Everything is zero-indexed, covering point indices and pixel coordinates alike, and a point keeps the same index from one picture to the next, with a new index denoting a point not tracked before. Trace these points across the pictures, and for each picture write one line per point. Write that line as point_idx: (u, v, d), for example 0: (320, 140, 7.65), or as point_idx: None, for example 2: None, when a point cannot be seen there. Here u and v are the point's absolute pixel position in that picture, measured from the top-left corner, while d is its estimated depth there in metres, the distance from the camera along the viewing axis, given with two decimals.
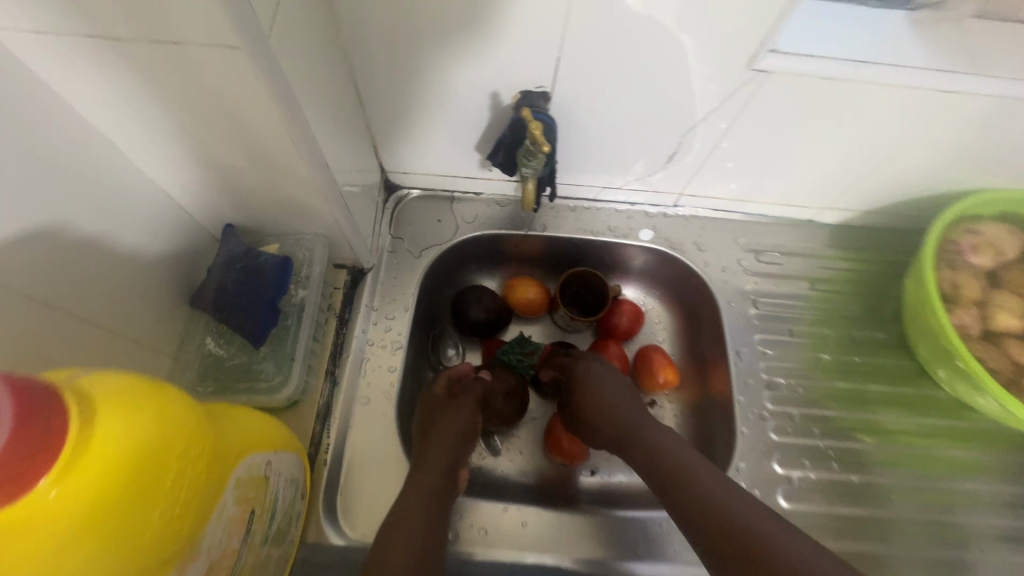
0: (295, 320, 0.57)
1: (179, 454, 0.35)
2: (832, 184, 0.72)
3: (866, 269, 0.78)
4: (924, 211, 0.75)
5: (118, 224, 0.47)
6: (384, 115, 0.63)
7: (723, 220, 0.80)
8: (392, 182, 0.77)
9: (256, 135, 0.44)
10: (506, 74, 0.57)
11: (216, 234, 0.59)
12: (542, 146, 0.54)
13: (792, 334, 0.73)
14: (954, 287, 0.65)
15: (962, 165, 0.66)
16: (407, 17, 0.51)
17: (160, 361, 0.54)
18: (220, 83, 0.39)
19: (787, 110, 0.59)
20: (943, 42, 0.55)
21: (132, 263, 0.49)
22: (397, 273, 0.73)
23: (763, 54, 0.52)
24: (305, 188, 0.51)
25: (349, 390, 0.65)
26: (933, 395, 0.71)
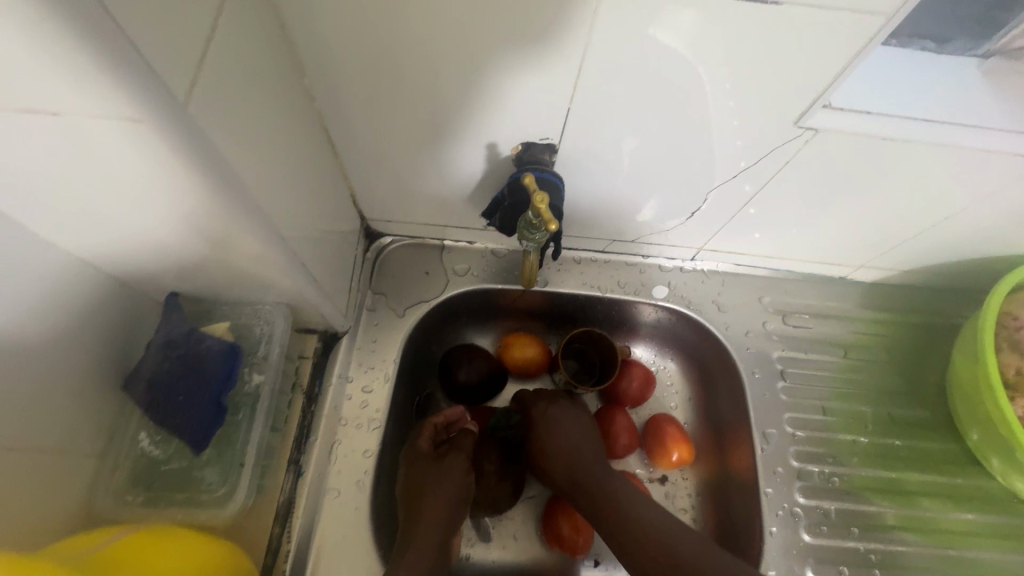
0: (248, 413, 0.48)
1: None
2: (872, 243, 0.64)
3: (904, 335, 0.70)
4: (971, 273, 0.67)
5: (22, 318, 0.37)
6: (364, 161, 0.55)
7: (746, 276, 0.71)
8: (373, 229, 0.68)
9: (193, 210, 0.35)
10: (508, 123, 0.48)
11: (158, 304, 0.50)
12: (553, 219, 0.44)
13: (825, 413, 0.65)
14: (1019, 374, 0.57)
15: (1022, 229, 0.58)
16: (388, 60, 0.43)
17: (81, 469, 0.44)
18: (139, 157, 0.30)
19: (832, 168, 0.51)
20: (1018, 98, 0.47)
21: (44, 356, 0.40)
22: (378, 335, 0.63)
23: (816, 110, 0.45)
24: (263, 262, 0.43)
25: (318, 482, 0.55)
26: (985, 486, 0.62)
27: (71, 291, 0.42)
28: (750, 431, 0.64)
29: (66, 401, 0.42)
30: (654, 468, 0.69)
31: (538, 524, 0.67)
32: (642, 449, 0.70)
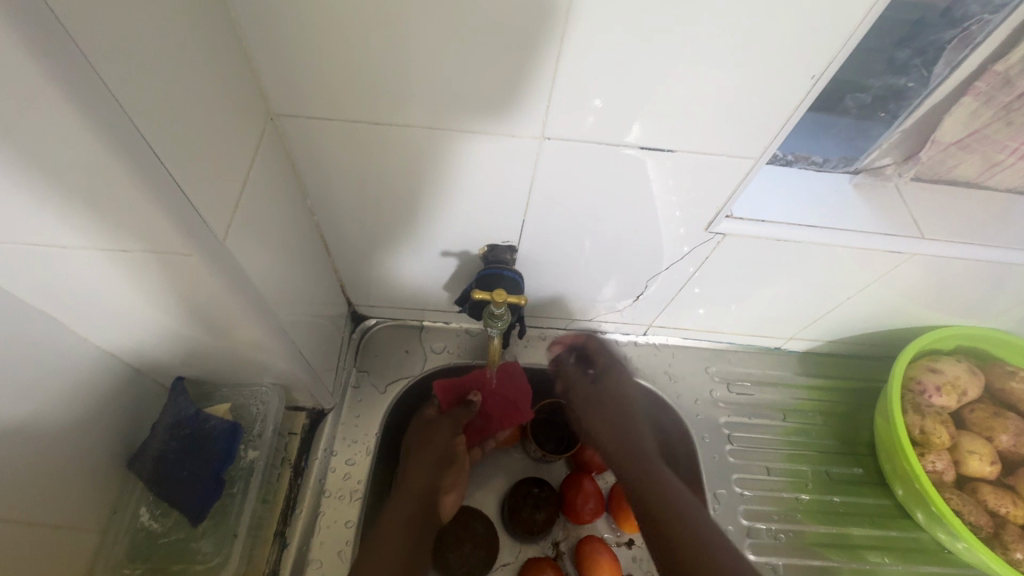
0: (242, 486, 0.53)
1: None
2: (795, 318, 0.74)
3: (836, 398, 0.78)
4: (886, 343, 0.77)
5: (48, 408, 0.44)
6: (353, 257, 0.64)
7: (693, 347, 0.80)
8: (358, 313, 0.75)
9: (213, 312, 0.43)
10: (475, 230, 0.59)
11: (164, 389, 0.56)
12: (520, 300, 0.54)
13: (770, 472, 0.72)
14: (923, 433, 0.65)
15: (914, 306, 0.68)
16: (374, 185, 0.53)
17: (83, 544, 0.48)
18: (174, 277, 0.38)
19: (745, 257, 0.62)
20: (884, 206, 0.59)
21: (64, 441, 0.46)
22: (361, 411, 0.69)
23: (720, 220, 0.56)
24: (265, 351, 0.50)
25: (300, 555, 0.59)
26: (917, 538, 0.68)
27: (95, 383, 0.48)
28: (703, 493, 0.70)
29: (76, 480, 0.47)
30: (621, 532, 0.74)
31: None
32: (609, 513, 0.75)
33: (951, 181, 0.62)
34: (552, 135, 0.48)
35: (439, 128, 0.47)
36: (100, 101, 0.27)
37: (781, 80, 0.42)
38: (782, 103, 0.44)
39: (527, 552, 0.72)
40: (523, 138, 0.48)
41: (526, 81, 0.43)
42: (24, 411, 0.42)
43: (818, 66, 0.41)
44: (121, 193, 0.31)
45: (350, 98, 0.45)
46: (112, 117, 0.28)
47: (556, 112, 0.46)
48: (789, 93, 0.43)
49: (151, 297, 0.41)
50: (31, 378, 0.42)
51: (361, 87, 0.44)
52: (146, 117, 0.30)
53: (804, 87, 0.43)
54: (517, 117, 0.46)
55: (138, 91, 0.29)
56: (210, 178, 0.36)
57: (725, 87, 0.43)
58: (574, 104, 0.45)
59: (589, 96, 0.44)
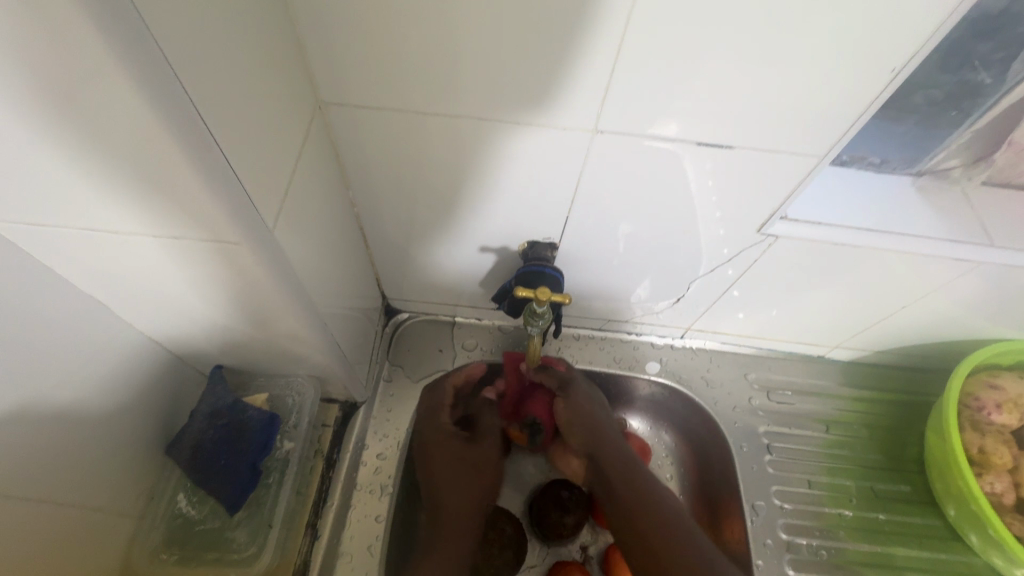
0: (278, 477, 0.53)
1: None
2: (843, 327, 0.70)
3: (882, 410, 0.75)
4: (937, 355, 0.73)
5: (94, 390, 0.44)
6: (390, 250, 0.63)
7: (731, 353, 0.78)
8: (391, 307, 0.75)
9: (255, 301, 0.43)
10: (516, 226, 0.58)
11: (202, 377, 0.56)
12: (566, 296, 0.53)
13: (811, 486, 0.69)
14: (982, 452, 0.62)
15: (976, 318, 0.65)
16: (417, 176, 0.52)
17: (120, 529, 0.48)
18: (220, 265, 0.38)
19: (796, 261, 0.59)
20: (950, 210, 0.56)
21: (107, 425, 0.46)
22: (392, 405, 0.69)
23: (774, 221, 0.54)
24: (304, 343, 0.50)
25: (331, 548, 0.58)
26: (970, 562, 0.65)
27: (137, 367, 0.48)
28: (740, 504, 0.68)
29: (117, 463, 0.48)
30: None
31: None
32: None
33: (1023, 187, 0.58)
34: (604, 129, 0.46)
35: (489, 120, 0.46)
36: (160, 78, 0.26)
37: (857, 74, 0.40)
38: (853, 100, 0.42)
39: (554, 555, 0.71)
40: (573, 131, 0.46)
41: (582, 75, 0.42)
42: (70, 393, 0.42)
43: (900, 59, 0.38)
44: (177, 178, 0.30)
45: (399, 87, 0.44)
46: (172, 96, 0.27)
47: (609, 105, 0.44)
48: (864, 89, 0.41)
49: (201, 284, 0.41)
50: (77, 362, 0.42)
51: (412, 76, 0.43)
52: (203, 98, 0.29)
53: (880, 82, 0.40)
54: (570, 108, 0.44)
55: (199, 74, 0.29)
56: (262, 164, 0.35)
57: (792, 81, 0.41)
58: (630, 97, 0.43)
59: (646, 88, 0.42)
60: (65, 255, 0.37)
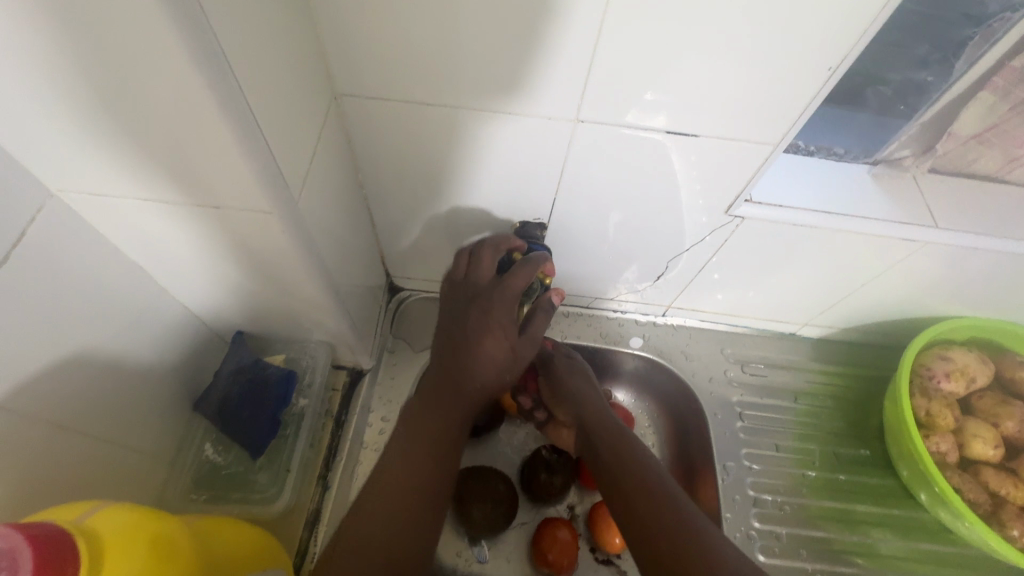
0: (294, 429, 0.59)
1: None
2: (810, 304, 0.76)
3: (847, 383, 0.81)
4: (898, 332, 0.79)
5: (137, 344, 0.50)
6: (395, 230, 0.69)
7: (709, 329, 0.84)
8: (394, 284, 0.81)
9: (277, 267, 0.49)
10: (508, 207, 0.64)
11: (225, 341, 0.62)
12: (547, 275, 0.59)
13: (778, 449, 0.76)
14: (928, 415, 0.68)
15: (929, 296, 0.71)
16: (419, 159, 0.58)
17: (157, 470, 0.55)
18: (250, 233, 0.44)
19: (762, 242, 0.65)
20: (901, 195, 0.62)
21: (145, 376, 0.52)
22: (395, 373, 0.75)
23: (740, 203, 0.59)
24: (318, 308, 0.56)
25: (340, 497, 0.65)
26: (920, 517, 0.71)
27: (171, 326, 0.54)
28: (713, 465, 0.74)
29: (154, 411, 0.54)
30: None
31: (528, 549, 0.75)
32: None
33: (968, 175, 0.64)
34: (585, 118, 0.52)
35: (484, 110, 0.52)
36: (215, 72, 0.32)
37: (801, 71, 0.46)
38: (802, 92, 0.47)
39: (543, 513, 0.78)
40: (557, 120, 0.52)
41: (563, 70, 0.47)
42: (118, 345, 0.48)
43: (835, 58, 0.44)
44: (221, 151, 0.36)
45: (404, 81, 0.49)
46: (223, 85, 0.33)
47: (588, 96, 0.50)
48: (811, 83, 0.46)
49: (233, 251, 0.47)
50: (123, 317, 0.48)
51: (416, 68, 0.48)
52: (244, 86, 0.35)
53: (822, 77, 0.46)
54: (553, 99, 0.50)
55: (242, 62, 0.35)
56: (286, 142, 0.41)
57: (749, 74, 0.46)
58: (606, 89, 0.49)
59: (621, 79, 0.48)
60: (119, 221, 0.43)
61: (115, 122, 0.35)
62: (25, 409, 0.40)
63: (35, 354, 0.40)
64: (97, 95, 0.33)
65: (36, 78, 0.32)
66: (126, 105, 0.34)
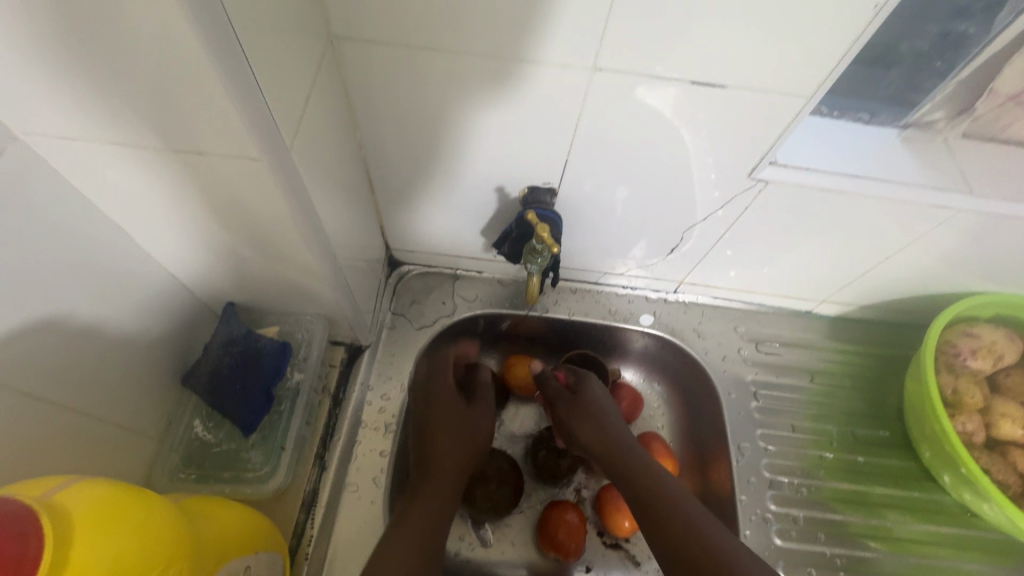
0: (289, 405, 0.56)
1: (168, 556, 0.35)
2: (829, 280, 0.73)
3: (865, 362, 0.78)
4: (920, 310, 0.76)
5: (118, 310, 0.47)
6: (395, 197, 0.65)
7: (722, 307, 0.80)
8: (394, 259, 0.77)
9: (268, 228, 0.45)
10: (516, 172, 0.60)
11: (215, 313, 0.59)
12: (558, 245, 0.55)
13: (795, 430, 0.73)
14: (956, 393, 0.65)
15: (955, 271, 0.67)
16: (421, 117, 0.54)
17: (143, 447, 0.52)
18: (238, 186, 0.40)
19: (784, 211, 0.62)
20: (932, 161, 0.58)
21: (128, 346, 0.49)
22: (396, 350, 0.71)
23: (765, 165, 0.56)
24: (313, 277, 0.52)
25: (338, 477, 0.62)
26: (941, 501, 0.69)
27: (156, 293, 0.50)
28: (727, 446, 0.71)
29: (139, 384, 0.51)
30: None
31: (534, 533, 0.72)
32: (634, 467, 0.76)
33: (1003, 141, 0.60)
34: (602, 68, 0.48)
35: (493, 58, 0.47)
36: None
37: (841, 13, 0.42)
38: (841, 39, 0.43)
39: (549, 495, 0.75)
40: (571, 72, 0.48)
41: (579, 11, 0.43)
42: (96, 310, 0.44)
43: None
44: (202, 87, 0.33)
45: (408, 24, 0.45)
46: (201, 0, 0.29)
47: (607, 42, 0.45)
48: (851, 27, 0.42)
49: (220, 208, 0.43)
50: (102, 280, 0.44)
51: (420, 9, 0.44)
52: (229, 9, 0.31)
53: (864, 20, 0.42)
54: (568, 46, 0.46)
55: None
56: (276, 84, 0.37)
57: (784, 17, 0.42)
58: (627, 33, 0.45)
59: (643, 23, 0.44)
60: (93, 171, 0.40)
61: (82, 49, 0.31)
62: None
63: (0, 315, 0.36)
64: (54, 15, 0.29)
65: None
66: (91, 26, 0.30)
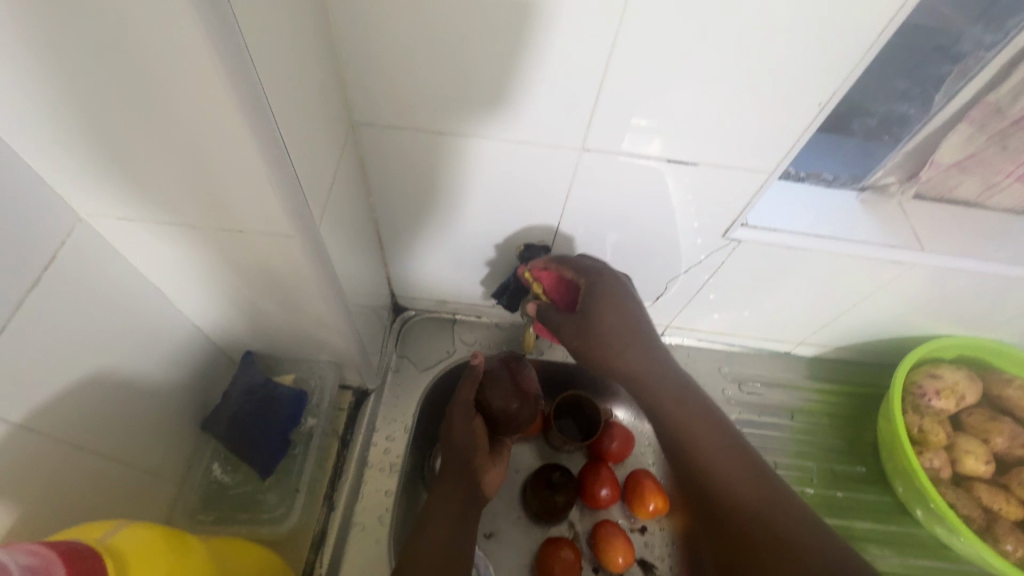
0: (303, 449, 0.60)
1: None
2: (804, 324, 0.79)
3: (842, 400, 0.83)
4: (890, 351, 0.81)
5: (150, 364, 0.51)
6: (401, 251, 0.71)
7: (706, 348, 0.85)
8: (398, 305, 0.82)
9: (293, 289, 0.50)
10: (514, 230, 0.66)
11: (233, 361, 0.63)
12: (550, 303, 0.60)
13: (777, 467, 0.77)
14: (921, 431, 0.70)
15: (918, 316, 0.73)
16: (427, 184, 0.60)
17: (165, 490, 0.55)
18: (268, 256, 0.46)
19: (758, 264, 0.67)
20: (888, 220, 0.65)
21: (157, 395, 0.53)
22: (400, 392, 0.75)
23: (737, 227, 0.62)
24: (330, 329, 0.57)
25: (347, 516, 0.65)
26: (917, 534, 0.72)
27: (184, 346, 0.55)
28: None
29: (164, 431, 0.54)
30: (634, 518, 0.80)
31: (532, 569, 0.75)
32: (623, 501, 0.80)
33: (951, 201, 0.67)
34: (589, 147, 0.54)
35: (494, 138, 0.54)
36: (259, 109, 0.34)
37: (794, 104, 0.49)
38: (793, 126, 0.50)
39: (545, 532, 0.78)
40: (564, 149, 0.55)
41: (572, 101, 0.50)
42: (132, 365, 0.49)
43: (825, 94, 0.48)
44: (250, 181, 0.38)
45: (419, 109, 0.52)
46: (262, 118, 0.35)
47: (596, 124, 0.52)
48: (803, 115, 0.50)
49: (250, 272, 0.48)
50: (140, 337, 0.49)
51: (431, 96, 0.51)
52: (278, 119, 0.37)
53: (813, 110, 0.49)
54: (560, 127, 0.53)
55: (276, 97, 0.37)
56: (309, 170, 0.43)
57: (744, 106, 0.49)
58: (613, 117, 0.51)
59: (624, 110, 0.51)
60: (142, 244, 0.45)
61: (148, 148, 0.36)
62: (44, 431, 0.41)
63: (56, 375, 0.41)
64: (128, 127, 0.35)
65: (74, 102, 0.33)
66: (159, 133, 0.35)
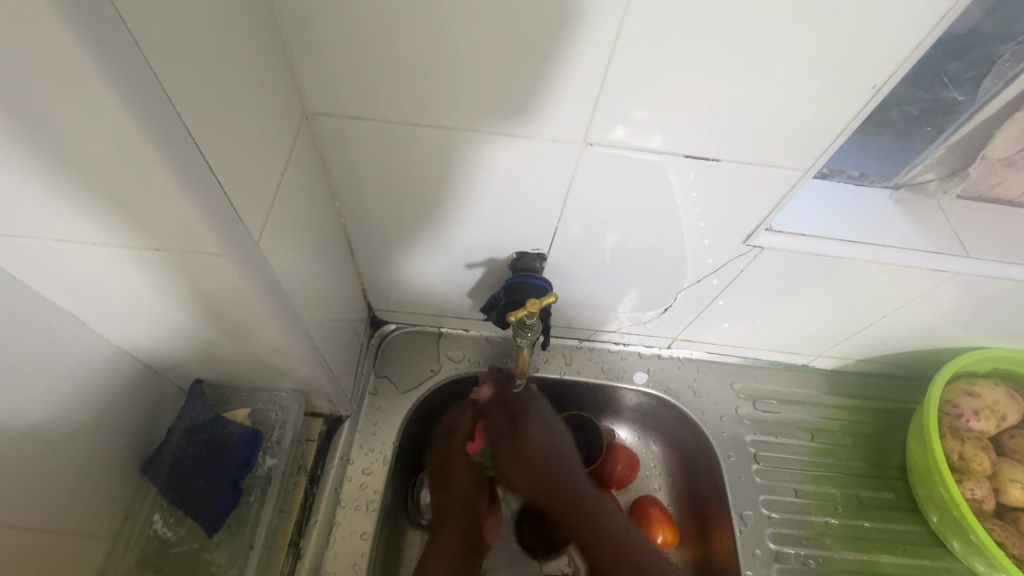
0: (260, 495, 0.52)
1: None
2: (826, 337, 0.71)
3: (864, 417, 0.76)
4: (918, 363, 0.74)
5: (64, 409, 0.42)
6: (376, 259, 0.62)
7: (717, 361, 0.78)
8: (376, 318, 0.74)
9: (237, 314, 0.42)
10: (505, 237, 0.58)
11: (178, 393, 0.54)
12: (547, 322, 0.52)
13: (797, 495, 0.70)
14: (962, 458, 0.63)
15: (953, 328, 0.66)
16: (400, 186, 0.52)
17: (92, 552, 0.47)
18: (196, 278, 0.37)
19: (779, 273, 0.60)
20: (926, 221, 0.57)
21: (77, 443, 0.44)
22: (378, 418, 0.67)
23: (760, 232, 0.54)
24: (287, 357, 0.49)
25: (315, 566, 0.57)
26: (953, 568, 0.66)
27: (112, 383, 0.46)
28: (729, 513, 0.68)
29: (89, 483, 0.46)
30: None
31: None
32: None
33: (993, 200, 0.60)
34: (593, 141, 0.46)
35: (477, 132, 0.46)
36: (146, 93, 0.26)
37: (841, 91, 0.41)
38: (837, 116, 0.43)
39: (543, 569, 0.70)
40: (563, 144, 0.46)
41: (570, 88, 0.42)
42: (38, 412, 0.40)
43: (879, 76, 0.39)
44: (159, 190, 0.30)
45: (388, 99, 0.43)
46: (156, 110, 0.26)
47: (599, 117, 0.44)
48: (848, 104, 0.42)
49: (182, 296, 0.40)
50: (48, 379, 0.40)
51: (402, 81, 0.42)
52: (188, 114, 0.28)
53: (863, 97, 0.41)
54: (557, 119, 0.44)
55: (185, 83, 0.28)
56: (245, 175, 0.34)
57: (779, 92, 0.41)
58: (620, 106, 0.43)
59: (634, 98, 0.42)
60: (41, 271, 0.36)
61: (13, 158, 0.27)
62: None
63: None
64: None
65: None
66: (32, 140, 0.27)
